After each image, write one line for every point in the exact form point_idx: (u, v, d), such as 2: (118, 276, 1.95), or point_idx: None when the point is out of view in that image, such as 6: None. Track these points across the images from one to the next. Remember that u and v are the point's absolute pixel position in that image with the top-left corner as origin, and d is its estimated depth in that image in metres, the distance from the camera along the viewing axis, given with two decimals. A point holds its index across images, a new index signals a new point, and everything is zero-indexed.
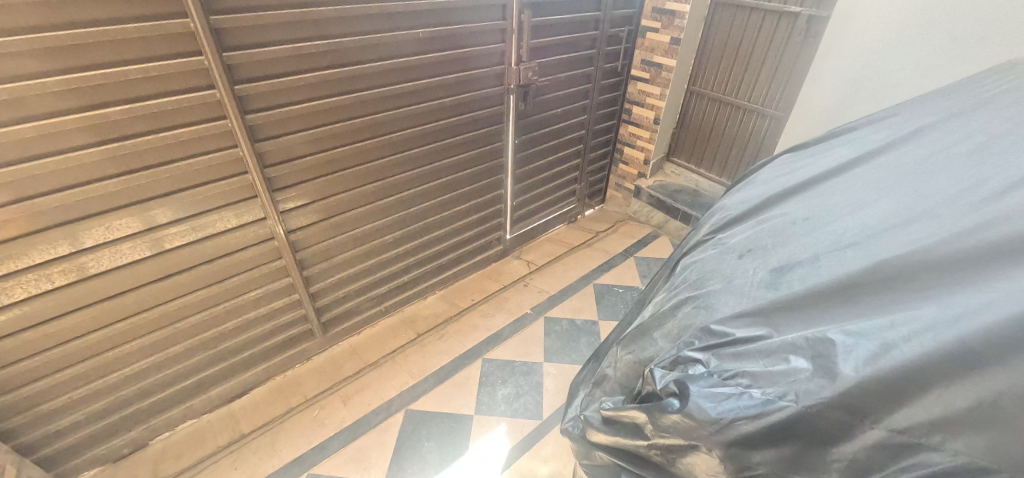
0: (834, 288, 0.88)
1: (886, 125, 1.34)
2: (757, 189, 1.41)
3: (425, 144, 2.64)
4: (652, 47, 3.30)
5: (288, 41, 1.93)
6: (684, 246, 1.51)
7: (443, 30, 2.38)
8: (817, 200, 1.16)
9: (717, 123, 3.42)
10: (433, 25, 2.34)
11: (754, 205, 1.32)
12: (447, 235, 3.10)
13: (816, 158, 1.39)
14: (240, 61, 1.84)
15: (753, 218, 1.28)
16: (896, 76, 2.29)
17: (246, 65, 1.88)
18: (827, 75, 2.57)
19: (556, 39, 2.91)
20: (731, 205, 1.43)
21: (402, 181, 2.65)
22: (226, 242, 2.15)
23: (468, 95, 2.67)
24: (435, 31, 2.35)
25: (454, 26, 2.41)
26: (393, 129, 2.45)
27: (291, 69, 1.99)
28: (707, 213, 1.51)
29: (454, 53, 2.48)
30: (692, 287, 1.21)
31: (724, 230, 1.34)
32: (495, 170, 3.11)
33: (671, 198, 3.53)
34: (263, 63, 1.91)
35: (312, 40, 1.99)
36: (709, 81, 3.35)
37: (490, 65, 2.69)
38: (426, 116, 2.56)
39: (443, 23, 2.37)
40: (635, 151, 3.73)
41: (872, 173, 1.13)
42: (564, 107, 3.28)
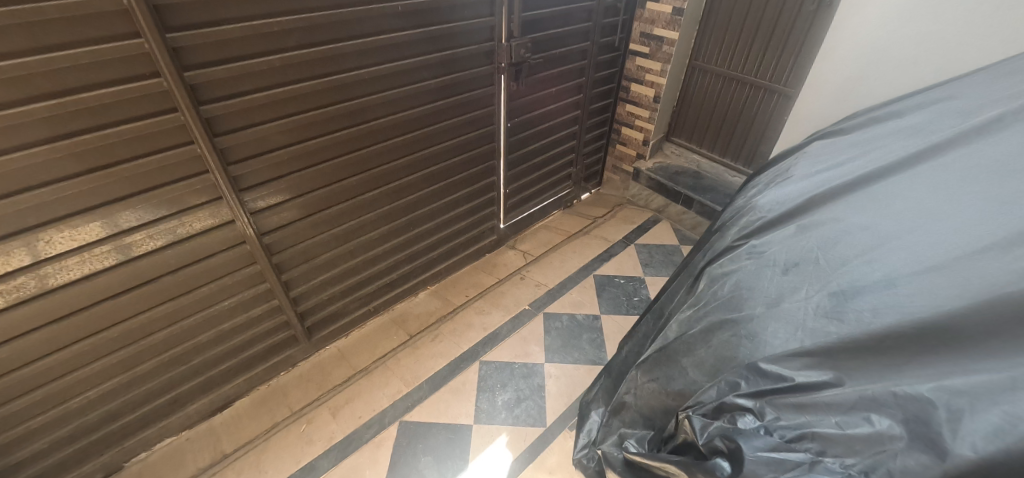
0: (925, 332, 0.75)
1: (949, 112, 1.15)
2: (796, 184, 1.23)
3: (410, 131, 2.41)
4: (653, 18, 3.05)
5: (245, 18, 1.67)
6: (707, 249, 1.34)
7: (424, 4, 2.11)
8: (875, 204, 1.00)
9: (721, 101, 3.21)
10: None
11: (795, 204, 1.15)
12: (438, 228, 2.90)
13: (863, 148, 1.21)
14: (190, 43, 1.58)
15: (794, 221, 1.11)
16: (901, 71, 2.22)
17: (197, 47, 1.61)
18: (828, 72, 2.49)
19: (550, 11, 2.64)
20: (763, 205, 1.25)
21: (385, 173, 2.42)
22: (192, 250, 1.92)
23: (456, 76, 2.43)
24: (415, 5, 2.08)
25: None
26: (373, 117, 2.21)
27: (251, 52, 1.73)
28: (736, 214, 1.34)
29: (437, 30, 2.22)
30: (727, 306, 1.04)
31: (759, 234, 1.16)
32: (488, 156, 2.90)
33: (672, 181, 3.35)
34: (218, 44, 1.65)
35: (274, 16, 1.73)
36: (713, 55, 3.12)
37: (478, 42, 2.44)
38: (409, 100, 2.31)
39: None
40: (633, 131, 3.51)
41: (944, 173, 0.97)
42: (558, 86, 3.04)
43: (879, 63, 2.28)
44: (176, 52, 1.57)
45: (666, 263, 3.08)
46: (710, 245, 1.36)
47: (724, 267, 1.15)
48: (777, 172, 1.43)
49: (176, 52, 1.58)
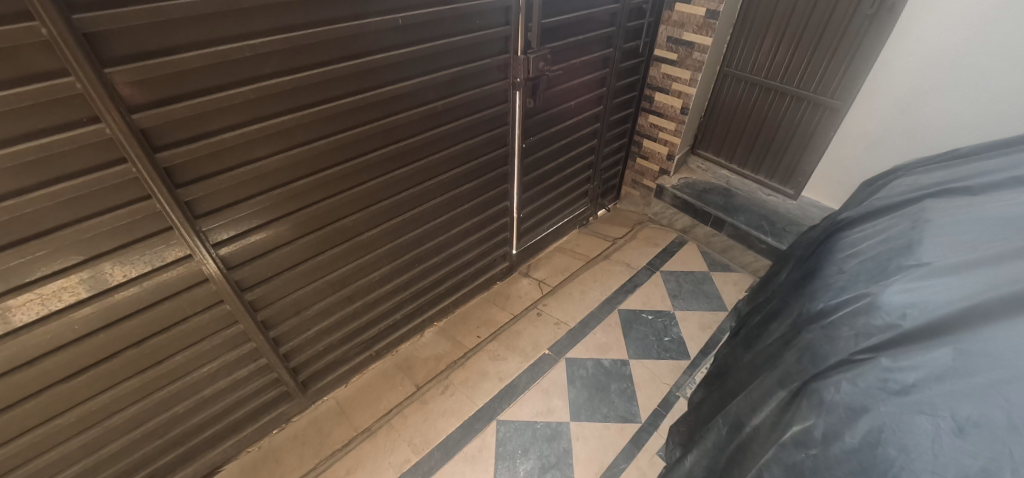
0: None
1: None
2: (925, 294, 1.23)
3: (414, 161, 2.10)
4: (682, 21, 2.72)
5: (207, 42, 1.34)
6: (812, 352, 1.35)
7: (429, 14, 1.78)
8: (1018, 351, 1.04)
9: (757, 112, 2.87)
10: (415, 9, 1.75)
11: (933, 332, 1.15)
12: (446, 261, 2.61)
13: (979, 260, 1.23)
14: (136, 78, 1.25)
15: (935, 355, 1.10)
16: (974, 93, 2.12)
17: (147, 82, 1.28)
18: (885, 96, 2.37)
19: (570, 17, 2.31)
20: (883, 311, 1.27)
21: (385, 209, 2.11)
22: (161, 317, 1.63)
23: (468, 95, 2.11)
24: (418, 16, 1.75)
25: (445, 10, 1.82)
26: (369, 148, 1.90)
27: (216, 83, 1.40)
28: (852, 314, 1.33)
29: (444, 44, 1.89)
30: (874, 443, 1.05)
31: (890, 362, 1.14)
32: (500, 179, 2.60)
33: (700, 200, 3.03)
34: (175, 76, 1.32)
35: (244, 37, 1.39)
36: (748, 61, 2.78)
37: (489, 55, 2.11)
38: (412, 127, 2.00)
39: (429, 6, 1.78)
40: (656, 144, 3.18)
41: None
42: (577, 100, 2.72)
43: (946, 84, 2.19)
44: (118, 89, 1.25)
45: (696, 294, 2.79)
46: (814, 347, 1.36)
47: (853, 385, 1.16)
48: (876, 264, 1.44)
49: (118, 88, 1.25)
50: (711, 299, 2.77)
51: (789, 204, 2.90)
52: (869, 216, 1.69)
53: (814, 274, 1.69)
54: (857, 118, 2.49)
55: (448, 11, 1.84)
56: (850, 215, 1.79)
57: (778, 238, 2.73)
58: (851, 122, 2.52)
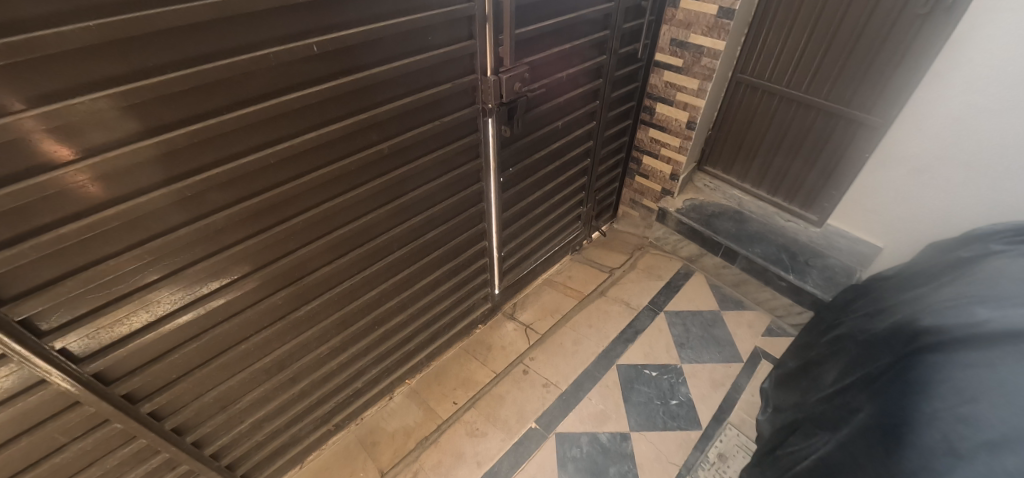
0: None
1: None
2: None
3: (360, 217, 1.68)
4: (688, 21, 2.27)
5: (122, 79, 1.02)
6: None
7: (358, 35, 1.31)
8: None
9: (777, 125, 2.44)
10: (336, 31, 1.28)
11: None
12: (414, 315, 2.21)
13: None
14: (33, 129, 0.94)
15: None
16: None
17: (51, 134, 0.97)
18: (939, 118, 1.93)
19: (551, 24, 1.86)
20: None
21: (326, 277, 1.70)
22: (20, 456, 1.24)
23: (426, 130, 1.67)
24: (341, 39, 1.28)
25: (381, 28, 1.35)
26: (293, 211, 1.47)
27: (127, 134, 1.06)
28: None
29: (385, 72, 1.43)
30: None
31: None
32: (474, 219, 2.19)
33: (710, 227, 2.63)
34: (84, 125, 1.00)
35: (158, 70, 1.05)
36: (766, 67, 2.35)
37: (447, 78, 1.66)
38: (352, 178, 1.56)
39: (358, 24, 1.32)
40: (657, 161, 2.76)
41: None
42: (563, 119, 2.28)
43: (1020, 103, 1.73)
44: (16, 145, 0.94)
45: (706, 342, 2.41)
46: None
47: None
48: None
49: (15, 143, 0.94)
50: (723, 348, 2.39)
51: (812, 233, 2.50)
52: (983, 345, 1.26)
53: (904, 422, 1.23)
54: (903, 144, 2.06)
55: (386, 29, 1.36)
56: (943, 325, 1.37)
57: (801, 277, 2.34)
58: (897, 150, 2.08)
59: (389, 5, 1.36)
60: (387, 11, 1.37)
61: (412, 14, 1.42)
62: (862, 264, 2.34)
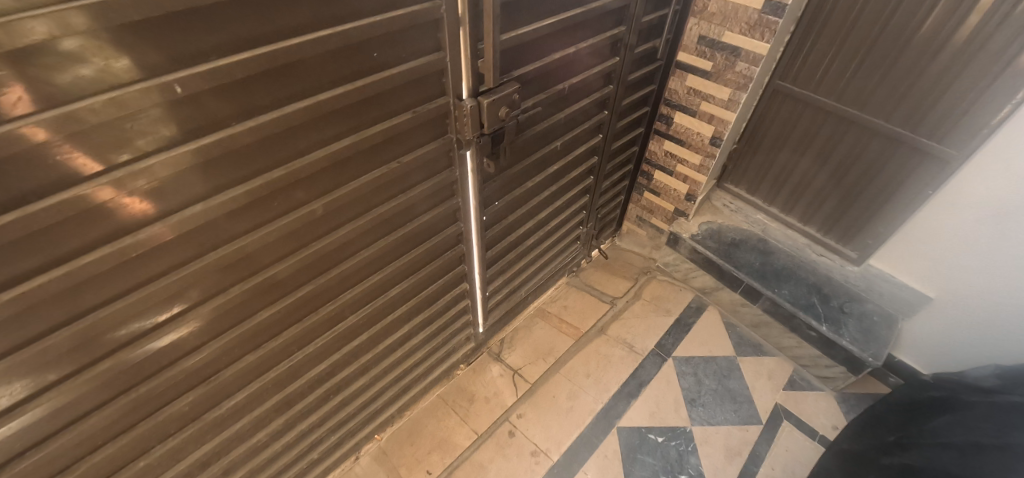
0: None
1: None
2: None
3: (297, 290, 1.29)
4: (723, 16, 1.81)
5: (156, 69, 0.79)
6: None
7: (252, 66, 0.87)
8: None
9: (820, 144, 2.02)
10: (214, 59, 0.84)
11: None
12: (379, 373, 1.85)
13: None
14: (52, 137, 0.73)
15: None
16: None
17: (76, 140, 0.76)
18: None
19: (549, 27, 1.41)
20: None
21: (254, 363, 1.32)
22: None
23: (380, 175, 1.25)
24: (223, 73, 0.84)
25: (288, 54, 0.90)
26: (187, 301, 1.07)
27: (125, 149, 0.82)
28: None
29: (307, 113, 0.99)
30: None
31: None
32: (452, 263, 1.79)
33: (729, 260, 2.25)
34: (117, 128, 0.80)
35: (162, 68, 0.80)
36: (812, 75, 1.92)
37: (404, 107, 1.21)
38: (275, 248, 1.16)
39: (248, 47, 0.87)
40: (671, 178, 2.34)
41: None
42: (563, 138, 1.86)
43: None
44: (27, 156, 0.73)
45: (721, 398, 2.08)
46: None
47: None
48: None
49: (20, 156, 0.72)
50: (740, 405, 2.06)
51: (849, 272, 2.14)
52: None
53: None
54: (981, 191, 1.66)
55: (294, 54, 0.91)
56: None
57: (836, 329, 1.99)
58: (972, 197, 1.69)
59: (297, 16, 0.90)
60: (295, 24, 0.91)
61: (338, 26, 0.96)
62: (903, 313, 2.00)
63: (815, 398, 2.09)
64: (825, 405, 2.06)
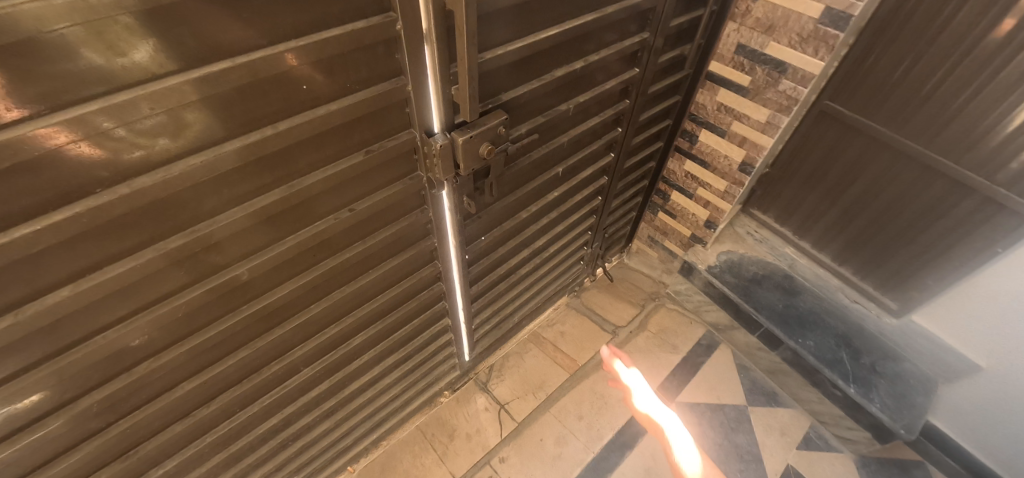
0: None
1: None
2: None
3: (250, 349, 1.15)
4: (771, 23, 1.49)
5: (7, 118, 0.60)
6: None
7: (109, 120, 0.65)
8: None
9: (870, 178, 1.70)
10: (48, 112, 0.62)
11: None
12: (346, 415, 1.67)
13: None
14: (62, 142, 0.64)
15: None
16: None
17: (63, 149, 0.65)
18: None
19: (545, 41, 1.15)
20: None
21: (192, 425, 1.17)
22: None
23: (331, 224, 1.04)
24: (64, 134, 0.63)
25: (159, 101, 0.68)
26: (86, 382, 0.92)
27: None
28: None
29: (207, 169, 0.78)
30: None
31: None
32: (433, 301, 1.59)
33: (747, 298, 2.02)
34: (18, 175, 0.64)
35: None
36: (865, 101, 1.60)
37: (353, 147, 0.97)
38: (207, 310, 1.00)
39: (101, 94, 0.65)
40: (690, 202, 2.07)
41: None
42: (565, 162, 1.60)
43: None
44: (28, 166, 0.64)
45: (726, 454, 1.87)
46: None
47: None
48: None
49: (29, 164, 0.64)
50: (747, 464, 1.85)
51: (883, 324, 1.84)
52: None
53: None
54: None
55: (170, 99, 0.68)
56: None
57: (867, 392, 1.76)
58: None
59: (170, 47, 0.66)
60: (169, 59, 0.67)
61: (235, 57, 0.72)
62: (944, 377, 1.73)
63: (831, 461, 1.84)
64: (842, 470, 1.82)
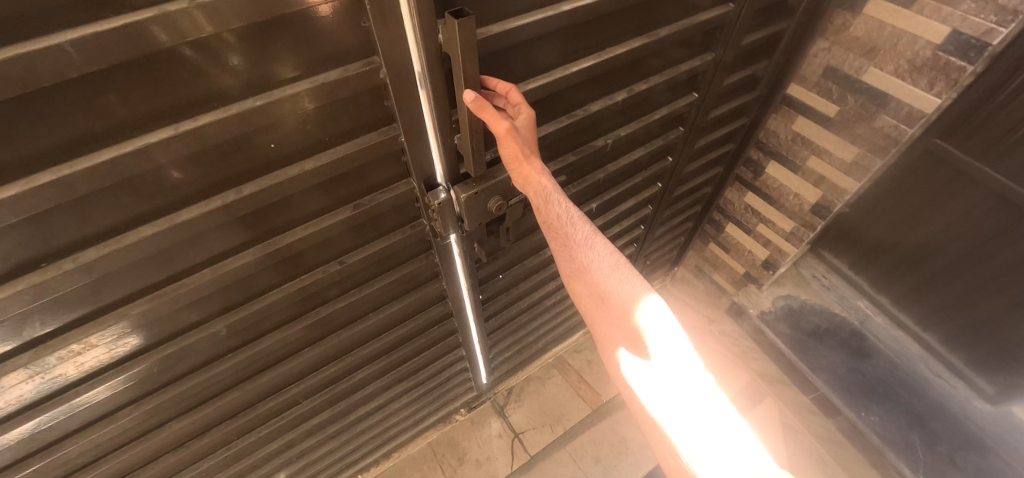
0: None
1: None
2: None
3: (249, 384, 1.13)
4: (873, 44, 1.19)
5: None
6: None
7: (35, 202, 0.57)
8: None
9: (977, 241, 1.38)
10: None
11: None
12: (353, 436, 1.64)
13: None
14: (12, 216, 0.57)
15: None
16: None
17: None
18: None
19: (573, 76, 1.01)
20: None
21: (191, 451, 1.17)
22: None
23: (324, 274, 0.97)
24: None
25: (93, 178, 0.59)
26: (68, 428, 0.91)
27: None
28: None
29: (166, 238, 0.70)
30: None
31: None
32: (446, 334, 1.50)
33: (802, 353, 1.77)
34: None
35: None
36: (979, 148, 1.27)
37: (341, 201, 0.87)
38: (197, 356, 0.96)
39: (18, 175, 0.55)
40: (746, 237, 1.83)
41: None
42: (602, 197, 1.48)
43: None
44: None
45: None
46: None
47: None
48: None
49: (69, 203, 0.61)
50: None
51: (974, 409, 1.53)
52: None
53: None
54: None
55: (105, 176, 0.59)
56: None
57: None
58: None
59: (98, 119, 0.56)
60: (98, 132, 0.57)
61: (180, 123, 0.61)
62: None
63: None
64: None
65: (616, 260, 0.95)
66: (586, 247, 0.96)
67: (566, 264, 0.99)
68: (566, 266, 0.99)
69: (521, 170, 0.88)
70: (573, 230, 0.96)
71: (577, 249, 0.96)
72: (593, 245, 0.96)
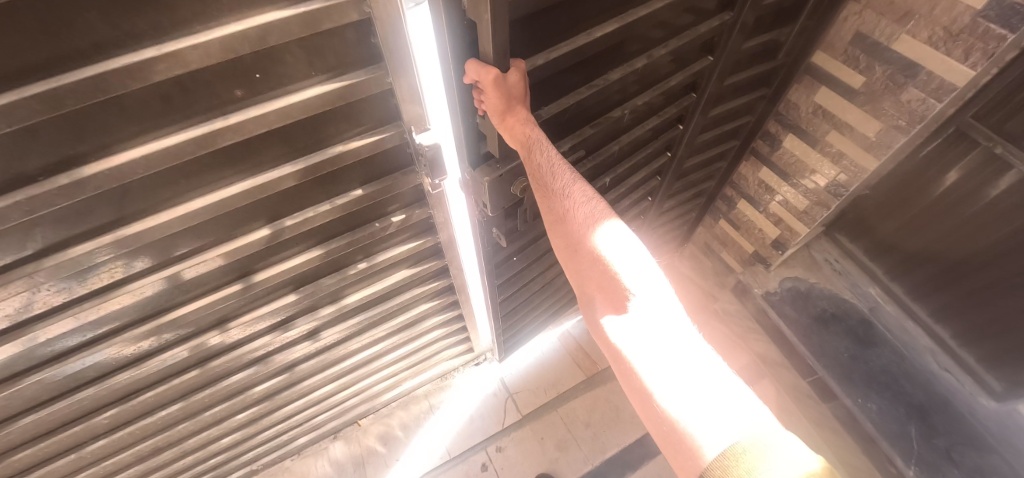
0: None
1: None
2: None
3: (253, 319, 1.20)
4: (907, 9, 1.10)
5: None
6: None
7: (26, 113, 0.60)
8: None
9: (1006, 235, 1.28)
10: None
11: None
12: (352, 382, 1.70)
13: None
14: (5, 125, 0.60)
15: None
16: None
17: None
18: None
19: (597, 43, 0.97)
20: None
21: (196, 376, 1.25)
22: None
23: (320, 213, 1.01)
24: None
25: (76, 93, 0.61)
26: (77, 340, 0.98)
27: None
28: None
29: (156, 161, 0.73)
30: None
31: None
32: (444, 288, 1.54)
33: (807, 338, 1.76)
34: None
35: None
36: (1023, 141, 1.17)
37: (330, 140, 0.88)
38: (201, 284, 1.02)
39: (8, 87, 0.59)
40: (758, 215, 1.78)
41: None
42: (615, 170, 1.45)
43: None
44: None
45: None
46: None
47: None
48: None
49: (56, 121, 0.64)
50: None
51: (979, 406, 1.48)
52: None
53: None
54: None
55: (89, 92, 0.62)
56: None
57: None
58: None
59: (79, 34, 0.58)
60: (82, 49, 0.59)
61: (163, 45, 0.62)
62: None
63: None
64: None
65: (592, 206, 0.88)
66: (563, 194, 0.91)
67: (550, 214, 0.95)
68: (550, 216, 0.95)
69: (505, 122, 0.89)
70: (551, 179, 0.92)
71: (555, 197, 0.92)
72: (571, 192, 0.91)
